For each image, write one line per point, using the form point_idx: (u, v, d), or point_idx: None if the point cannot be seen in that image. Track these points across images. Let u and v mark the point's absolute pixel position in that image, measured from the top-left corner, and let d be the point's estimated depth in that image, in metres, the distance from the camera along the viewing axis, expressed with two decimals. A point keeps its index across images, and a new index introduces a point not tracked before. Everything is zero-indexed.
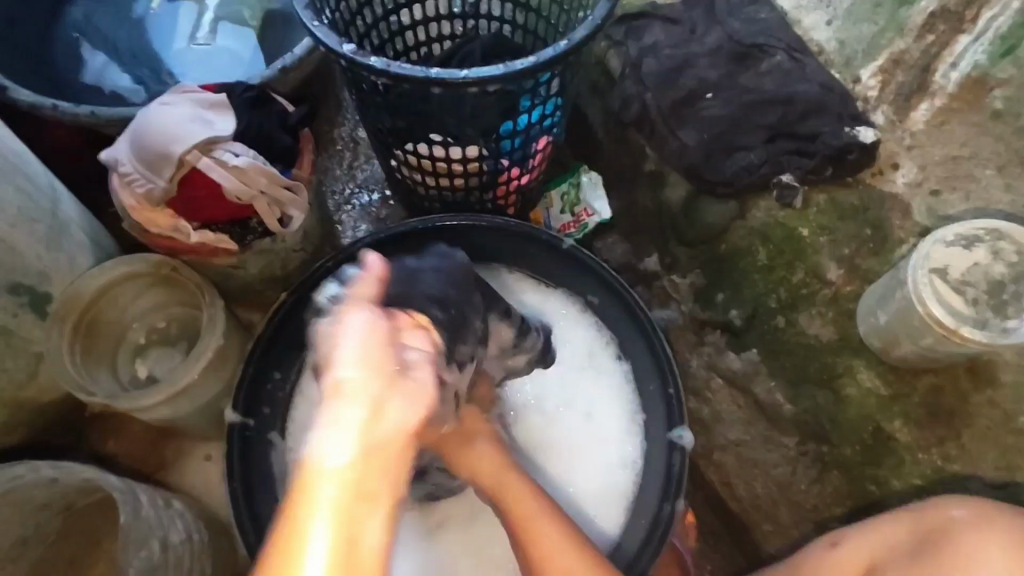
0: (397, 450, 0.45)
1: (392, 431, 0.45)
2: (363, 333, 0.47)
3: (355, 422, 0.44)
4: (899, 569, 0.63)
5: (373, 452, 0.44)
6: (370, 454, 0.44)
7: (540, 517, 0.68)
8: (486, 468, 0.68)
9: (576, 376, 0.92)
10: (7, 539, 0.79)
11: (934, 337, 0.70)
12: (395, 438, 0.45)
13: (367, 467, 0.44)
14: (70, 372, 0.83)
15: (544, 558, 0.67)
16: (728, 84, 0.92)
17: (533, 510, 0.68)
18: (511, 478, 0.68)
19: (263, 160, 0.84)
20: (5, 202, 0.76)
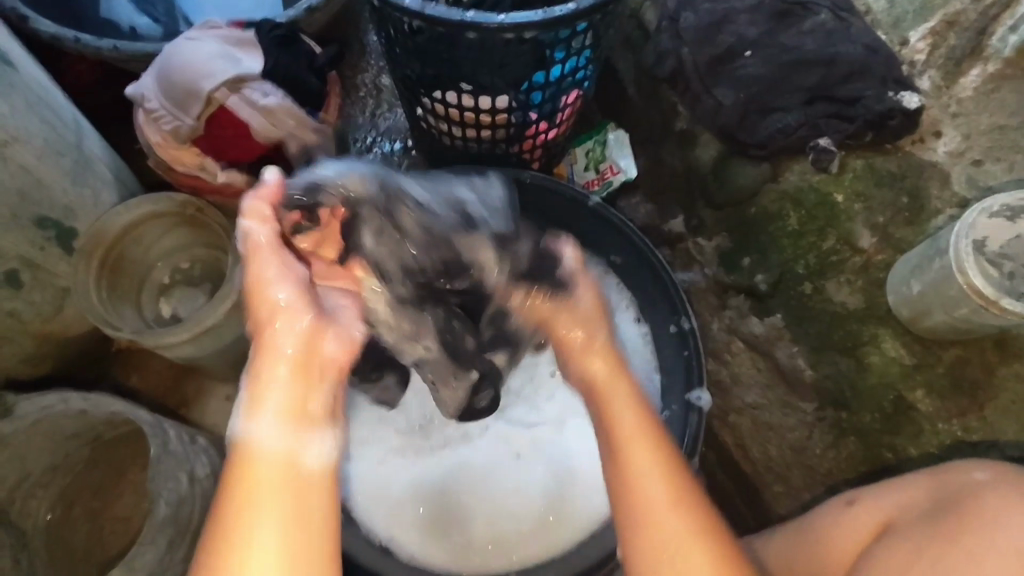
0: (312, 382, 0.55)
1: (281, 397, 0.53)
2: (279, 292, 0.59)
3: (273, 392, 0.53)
4: (912, 525, 0.62)
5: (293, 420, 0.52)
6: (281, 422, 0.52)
7: (643, 464, 0.56)
8: (611, 398, 0.62)
9: None
10: (38, 465, 0.81)
11: (969, 308, 0.70)
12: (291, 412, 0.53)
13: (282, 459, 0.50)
14: (97, 307, 0.83)
15: (648, 522, 0.54)
16: (768, 42, 0.89)
17: (632, 447, 0.57)
18: (624, 416, 0.60)
19: (290, 101, 0.83)
20: (31, 133, 0.75)
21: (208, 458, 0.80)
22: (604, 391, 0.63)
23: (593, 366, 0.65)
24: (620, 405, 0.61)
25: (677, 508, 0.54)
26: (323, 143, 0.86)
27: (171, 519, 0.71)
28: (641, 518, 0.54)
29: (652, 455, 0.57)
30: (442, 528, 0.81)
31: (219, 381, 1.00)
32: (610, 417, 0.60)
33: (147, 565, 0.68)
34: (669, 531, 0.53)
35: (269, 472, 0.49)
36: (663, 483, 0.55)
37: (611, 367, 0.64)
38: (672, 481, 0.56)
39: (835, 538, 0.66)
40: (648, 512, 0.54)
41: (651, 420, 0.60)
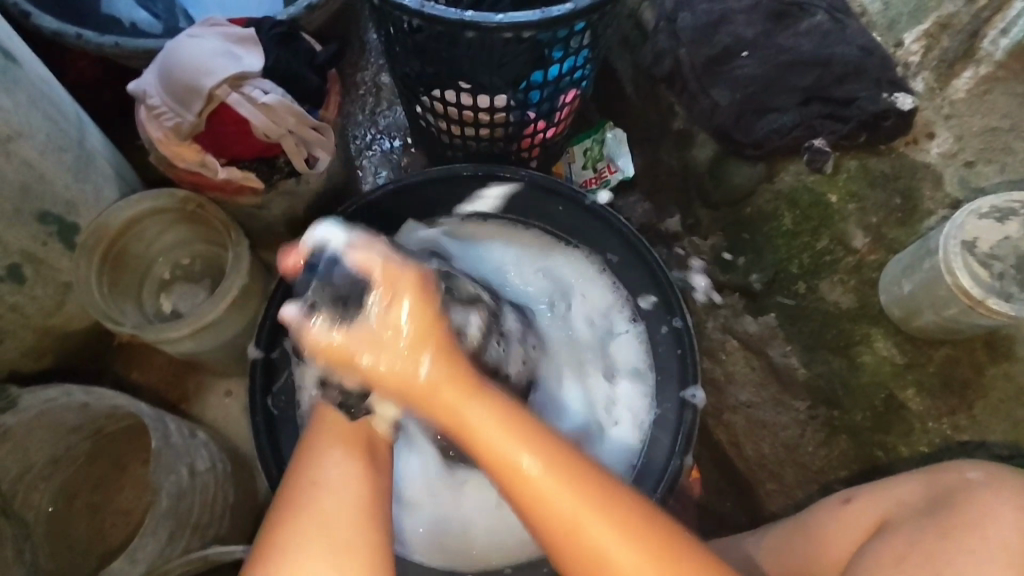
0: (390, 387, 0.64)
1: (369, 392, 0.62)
2: None
3: None
4: (907, 522, 0.63)
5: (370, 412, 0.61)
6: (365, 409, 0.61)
7: (545, 482, 0.52)
8: (471, 426, 0.53)
9: (595, 333, 0.92)
10: (40, 457, 0.82)
11: (958, 307, 0.71)
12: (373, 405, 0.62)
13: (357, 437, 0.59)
14: (98, 302, 0.84)
15: (569, 532, 0.52)
16: (765, 43, 0.90)
17: (514, 467, 0.52)
18: (487, 435, 0.52)
19: (290, 98, 0.84)
20: (34, 129, 0.76)
21: (208, 451, 0.81)
22: (459, 410, 0.53)
23: (467, 413, 0.53)
24: (480, 421, 0.53)
25: (576, 496, 0.52)
26: (322, 141, 0.87)
27: (172, 511, 0.72)
28: (559, 527, 0.52)
29: (529, 447, 0.52)
30: (446, 528, 0.82)
31: (219, 376, 1.01)
32: (478, 443, 0.53)
33: (147, 556, 0.70)
34: (568, 518, 0.52)
35: (320, 482, 0.55)
36: (568, 494, 0.52)
37: (445, 362, 0.54)
38: (558, 477, 0.52)
39: (833, 535, 0.68)
40: (563, 518, 0.52)
41: (507, 423, 0.53)
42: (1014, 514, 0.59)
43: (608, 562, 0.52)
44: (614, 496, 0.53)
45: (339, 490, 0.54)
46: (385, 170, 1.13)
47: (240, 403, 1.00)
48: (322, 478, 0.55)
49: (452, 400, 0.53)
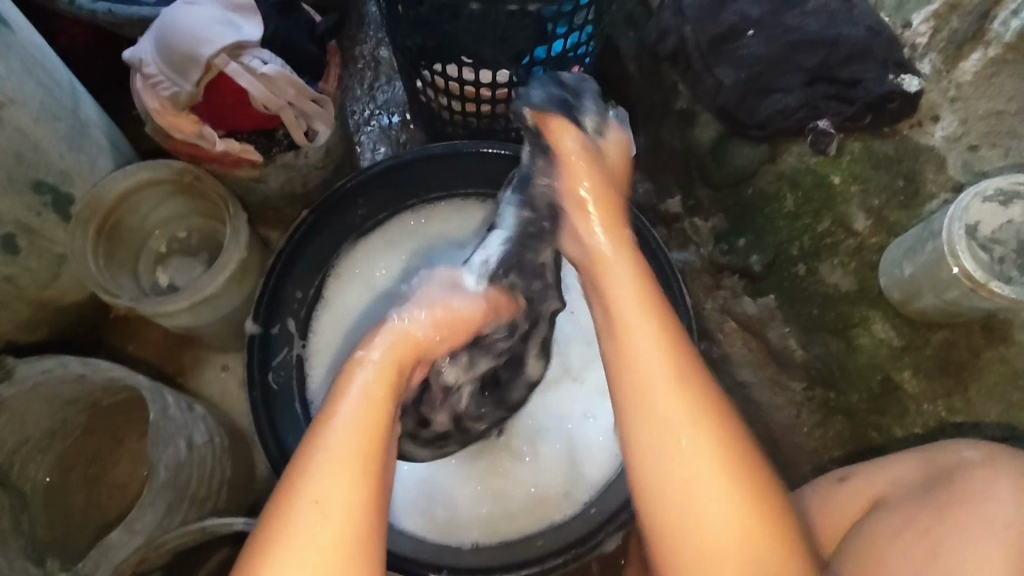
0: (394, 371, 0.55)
1: (371, 376, 0.54)
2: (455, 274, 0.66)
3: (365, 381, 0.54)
4: (903, 499, 0.63)
5: (381, 387, 0.54)
6: (370, 397, 0.52)
7: (645, 337, 0.55)
8: (610, 291, 0.58)
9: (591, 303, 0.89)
10: (37, 430, 0.82)
11: (959, 290, 0.71)
12: (374, 392, 0.53)
13: (364, 416, 0.51)
14: (94, 274, 0.82)
15: (640, 403, 0.54)
16: (772, 22, 0.87)
17: (632, 337, 0.55)
18: (609, 195, 0.63)
19: (290, 69, 0.82)
20: (27, 95, 0.74)
21: (206, 426, 0.81)
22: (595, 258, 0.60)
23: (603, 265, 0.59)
24: (619, 300, 0.56)
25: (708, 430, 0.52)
26: (322, 114, 0.86)
27: (171, 483, 0.72)
28: (635, 399, 0.54)
29: (646, 327, 0.55)
30: (433, 506, 0.83)
31: (215, 351, 1.00)
32: (620, 337, 0.56)
33: (147, 527, 0.70)
34: (684, 461, 0.52)
35: (330, 460, 0.49)
36: (675, 389, 0.53)
37: (607, 224, 0.61)
38: (672, 378, 0.53)
39: (830, 512, 0.68)
40: (660, 420, 0.53)
41: (648, 305, 0.56)
42: (1010, 492, 0.59)
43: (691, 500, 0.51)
44: (726, 435, 0.53)
45: (370, 444, 0.50)
46: (384, 146, 1.12)
47: (237, 378, 1.00)
48: (343, 419, 0.51)
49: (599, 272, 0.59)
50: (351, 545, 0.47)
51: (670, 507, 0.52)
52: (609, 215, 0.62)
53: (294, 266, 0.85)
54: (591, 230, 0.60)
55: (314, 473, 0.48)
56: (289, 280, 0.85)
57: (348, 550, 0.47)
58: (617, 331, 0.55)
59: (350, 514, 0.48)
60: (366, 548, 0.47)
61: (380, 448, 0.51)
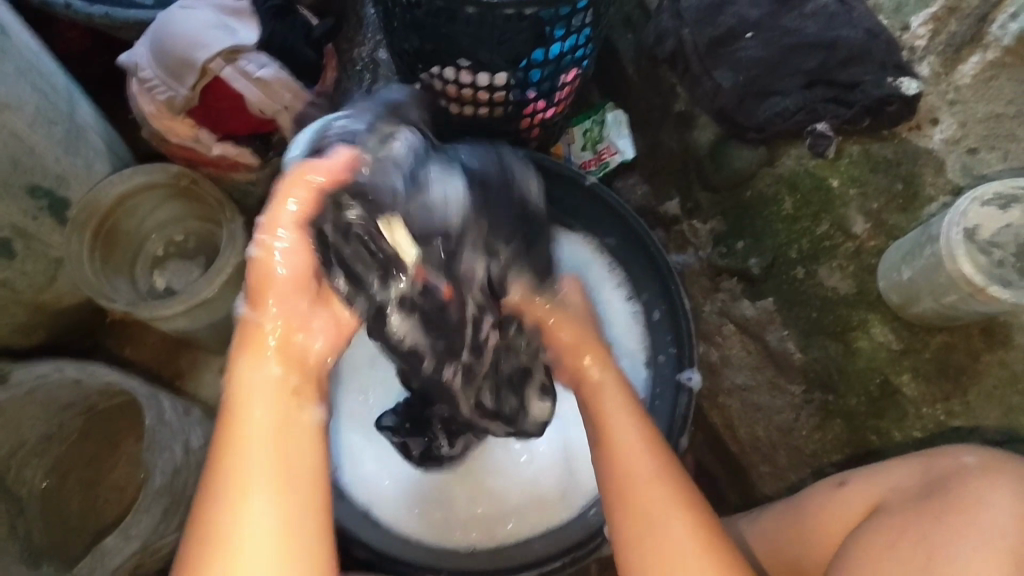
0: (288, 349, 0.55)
1: (268, 358, 0.54)
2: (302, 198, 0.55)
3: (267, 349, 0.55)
4: (900, 506, 0.63)
5: (282, 362, 0.55)
6: (271, 377, 0.53)
7: (628, 432, 0.64)
8: (596, 397, 0.67)
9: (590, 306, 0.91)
10: (33, 434, 0.82)
11: (956, 294, 0.70)
12: (277, 369, 0.54)
13: (275, 393, 0.53)
14: (90, 278, 0.82)
15: (625, 488, 0.60)
16: (770, 25, 0.87)
17: (617, 435, 0.63)
18: (588, 319, 0.75)
19: (286, 73, 0.82)
20: (23, 100, 0.74)
21: (203, 430, 0.81)
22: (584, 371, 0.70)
23: (594, 378, 0.69)
24: (605, 400, 0.67)
25: (686, 517, 0.58)
26: (319, 118, 0.85)
27: (167, 489, 0.72)
28: (622, 487, 0.60)
29: (629, 423, 0.64)
30: (428, 508, 0.82)
31: (212, 355, 1.00)
32: (608, 430, 0.64)
33: (142, 532, 0.69)
34: (677, 545, 0.57)
35: (246, 439, 0.50)
36: (650, 468, 0.61)
37: (600, 360, 0.70)
38: (659, 474, 0.61)
39: (827, 517, 0.68)
40: (639, 502, 0.59)
41: (631, 407, 0.66)
42: (1006, 499, 0.59)
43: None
44: (699, 509, 0.60)
45: (288, 429, 0.52)
46: None
47: None
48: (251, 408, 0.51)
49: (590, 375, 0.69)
50: (290, 518, 0.49)
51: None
52: (588, 333, 0.73)
53: None
54: (578, 352, 0.71)
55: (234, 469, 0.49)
56: None
57: (288, 525, 0.48)
58: (604, 436, 0.64)
59: (286, 499, 0.49)
60: (304, 527, 0.49)
61: (298, 439, 0.52)
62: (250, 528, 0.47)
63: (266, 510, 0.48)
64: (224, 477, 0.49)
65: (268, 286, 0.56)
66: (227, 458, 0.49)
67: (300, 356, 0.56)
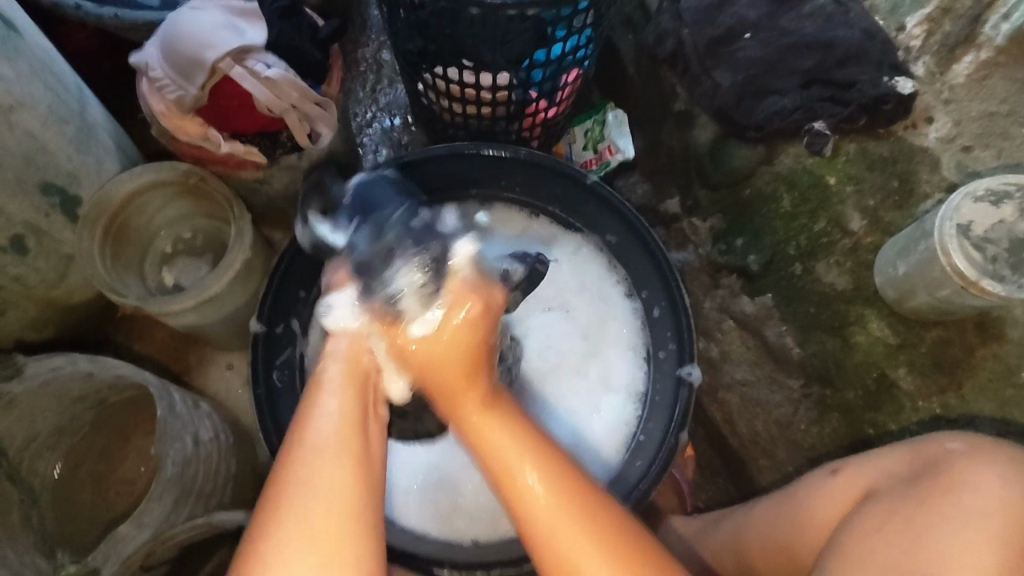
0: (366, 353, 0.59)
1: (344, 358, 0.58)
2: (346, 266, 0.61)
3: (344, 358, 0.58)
4: (890, 490, 0.64)
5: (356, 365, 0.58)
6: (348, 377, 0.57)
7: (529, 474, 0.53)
8: (499, 447, 0.54)
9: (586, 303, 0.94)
10: (44, 427, 0.83)
11: (951, 288, 0.72)
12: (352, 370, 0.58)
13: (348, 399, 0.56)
14: (100, 274, 0.84)
15: (541, 529, 0.54)
16: (768, 25, 0.89)
17: (518, 482, 0.53)
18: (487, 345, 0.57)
19: (294, 73, 0.83)
20: (36, 99, 0.76)
21: (211, 422, 0.82)
22: (481, 425, 0.55)
23: (493, 429, 0.55)
24: (496, 441, 0.55)
25: (596, 543, 0.53)
26: (325, 116, 0.87)
27: (178, 478, 0.74)
28: (529, 524, 0.54)
29: (529, 459, 0.54)
30: (434, 502, 0.84)
31: (219, 351, 1.02)
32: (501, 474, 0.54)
33: (154, 521, 0.71)
34: (555, 544, 0.53)
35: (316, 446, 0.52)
36: (553, 496, 0.53)
37: (468, 381, 0.56)
38: (542, 482, 0.53)
39: (820, 504, 0.69)
40: (549, 533, 0.53)
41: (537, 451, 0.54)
42: (990, 480, 0.60)
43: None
44: (606, 519, 0.54)
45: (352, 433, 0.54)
46: (386, 148, 1.13)
47: (240, 378, 1.01)
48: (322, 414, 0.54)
49: (486, 428, 0.55)
50: (354, 524, 0.51)
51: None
52: (476, 368, 0.56)
53: (297, 264, 0.86)
54: (466, 393, 0.56)
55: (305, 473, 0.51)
56: (293, 283, 0.86)
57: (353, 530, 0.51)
58: (504, 483, 0.54)
59: (349, 506, 0.51)
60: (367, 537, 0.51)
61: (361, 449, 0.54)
62: (316, 531, 0.50)
63: (330, 517, 0.50)
64: (304, 469, 0.51)
65: (343, 288, 0.60)
66: (301, 451, 0.52)
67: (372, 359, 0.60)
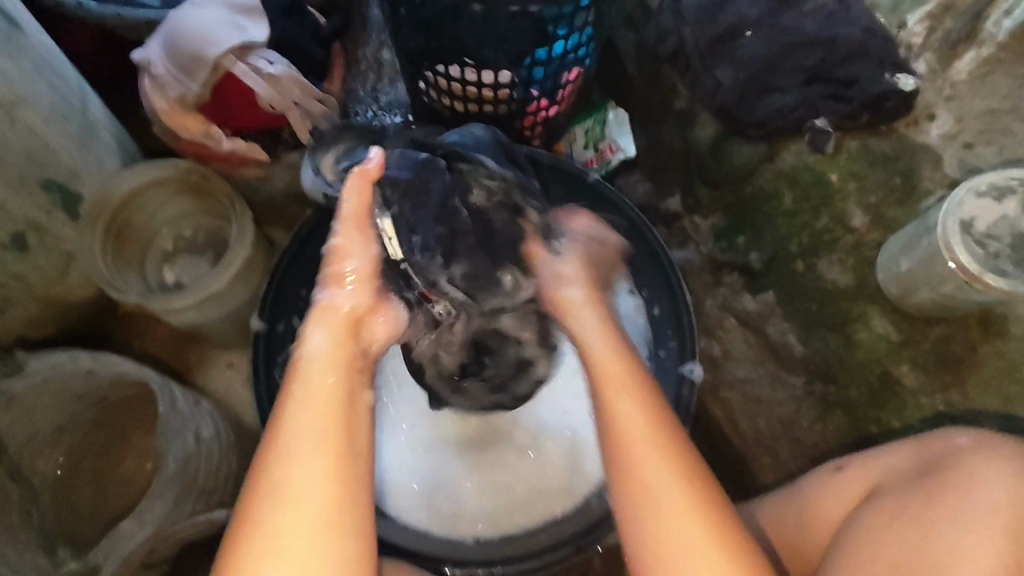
0: (345, 333, 0.61)
1: (322, 341, 0.59)
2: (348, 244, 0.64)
3: (322, 341, 0.59)
4: (896, 485, 0.64)
5: (337, 345, 0.59)
6: (327, 356, 0.58)
7: (651, 451, 0.59)
8: (627, 428, 0.60)
9: None
10: (45, 425, 0.83)
11: (954, 284, 0.72)
12: (328, 348, 0.59)
13: (327, 377, 0.56)
14: (102, 271, 0.84)
15: (650, 501, 0.57)
16: (769, 23, 0.88)
17: (645, 453, 0.59)
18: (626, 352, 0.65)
19: (296, 70, 0.84)
20: (38, 95, 0.76)
21: (213, 420, 0.82)
22: (616, 404, 0.61)
23: (626, 410, 0.61)
24: (625, 419, 0.60)
25: (706, 520, 0.56)
26: (326, 113, 0.88)
27: (179, 475, 0.73)
28: (638, 494, 0.58)
29: (661, 449, 0.59)
30: (436, 500, 0.84)
31: (220, 349, 1.01)
32: (629, 453, 0.59)
33: (156, 518, 0.71)
34: (663, 527, 0.56)
35: (292, 432, 0.53)
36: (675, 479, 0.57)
37: (628, 378, 0.63)
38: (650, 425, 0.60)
39: (825, 500, 0.69)
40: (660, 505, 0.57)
41: (668, 443, 0.59)
42: (998, 476, 0.60)
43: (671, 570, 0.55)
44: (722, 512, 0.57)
45: (328, 413, 0.54)
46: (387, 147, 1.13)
47: (241, 376, 1.01)
48: (300, 401, 0.54)
49: (618, 403, 0.61)
50: (335, 504, 0.50)
51: (647, 568, 0.57)
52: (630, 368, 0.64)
53: (299, 262, 0.86)
54: (616, 385, 0.62)
55: (281, 460, 0.51)
56: (294, 282, 0.86)
57: (332, 509, 0.50)
58: (623, 447, 0.60)
59: (331, 489, 0.51)
60: (351, 512, 0.51)
61: (340, 428, 0.54)
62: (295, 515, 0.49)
63: (313, 498, 0.50)
64: (280, 457, 0.51)
65: (341, 283, 0.63)
66: (276, 439, 0.52)
67: (349, 336, 0.61)
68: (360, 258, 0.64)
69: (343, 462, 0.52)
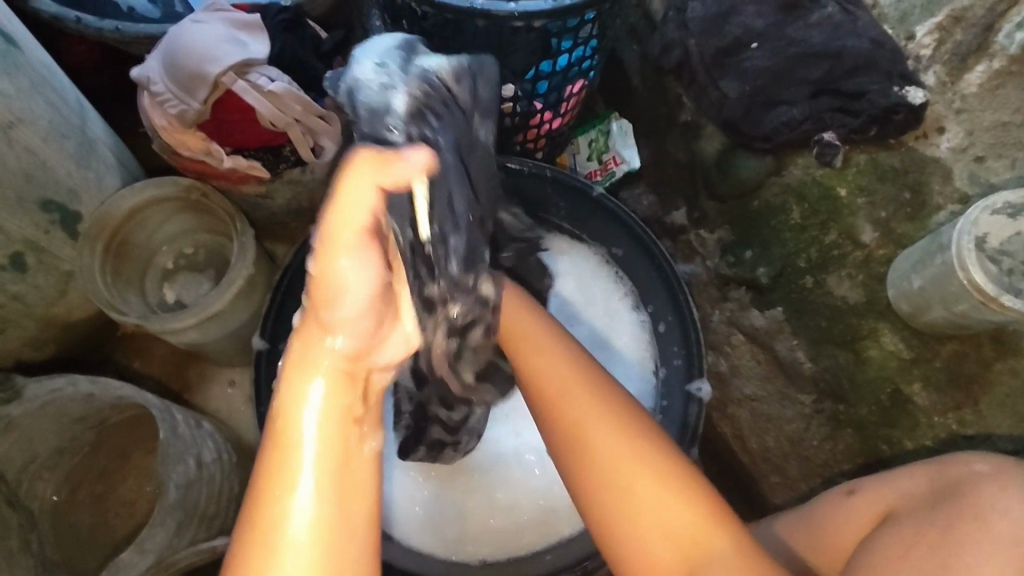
0: (350, 378, 0.47)
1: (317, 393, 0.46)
2: (349, 271, 0.45)
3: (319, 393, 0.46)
4: (910, 513, 0.63)
5: (334, 400, 0.46)
6: (323, 416, 0.46)
7: (578, 396, 0.60)
8: (551, 383, 0.61)
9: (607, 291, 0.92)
10: (44, 448, 0.82)
11: (968, 303, 0.71)
12: (326, 406, 0.46)
13: (324, 442, 0.45)
14: (102, 292, 0.83)
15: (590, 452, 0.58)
16: (775, 34, 0.87)
17: (570, 397, 0.60)
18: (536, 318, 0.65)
19: (297, 86, 0.82)
20: (36, 114, 0.75)
21: (214, 443, 0.81)
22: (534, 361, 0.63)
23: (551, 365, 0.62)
24: (547, 369, 0.62)
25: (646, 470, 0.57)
26: (329, 130, 0.84)
27: (180, 502, 0.72)
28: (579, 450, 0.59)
29: (584, 393, 0.60)
30: (438, 520, 0.83)
31: (221, 367, 1.00)
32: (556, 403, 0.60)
33: (156, 547, 0.69)
34: (603, 469, 0.57)
35: (275, 499, 0.44)
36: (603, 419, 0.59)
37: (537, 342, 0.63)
38: (570, 372, 0.61)
39: (836, 526, 0.67)
40: (598, 451, 0.58)
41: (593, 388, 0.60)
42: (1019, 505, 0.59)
43: (631, 520, 0.56)
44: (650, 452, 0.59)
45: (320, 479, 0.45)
46: None
47: (243, 394, 1.00)
48: (283, 459, 0.45)
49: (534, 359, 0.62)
50: None
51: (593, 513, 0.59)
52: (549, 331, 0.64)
53: (298, 283, 0.84)
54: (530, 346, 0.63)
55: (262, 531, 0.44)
56: (294, 301, 0.85)
57: None
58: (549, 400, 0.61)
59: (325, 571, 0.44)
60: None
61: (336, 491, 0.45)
62: None
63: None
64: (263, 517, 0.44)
65: (328, 328, 0.46)
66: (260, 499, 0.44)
67: (346, 390, 0.47)
68: (371, 284, 0.47)
69: (341, 532, 0.45)
